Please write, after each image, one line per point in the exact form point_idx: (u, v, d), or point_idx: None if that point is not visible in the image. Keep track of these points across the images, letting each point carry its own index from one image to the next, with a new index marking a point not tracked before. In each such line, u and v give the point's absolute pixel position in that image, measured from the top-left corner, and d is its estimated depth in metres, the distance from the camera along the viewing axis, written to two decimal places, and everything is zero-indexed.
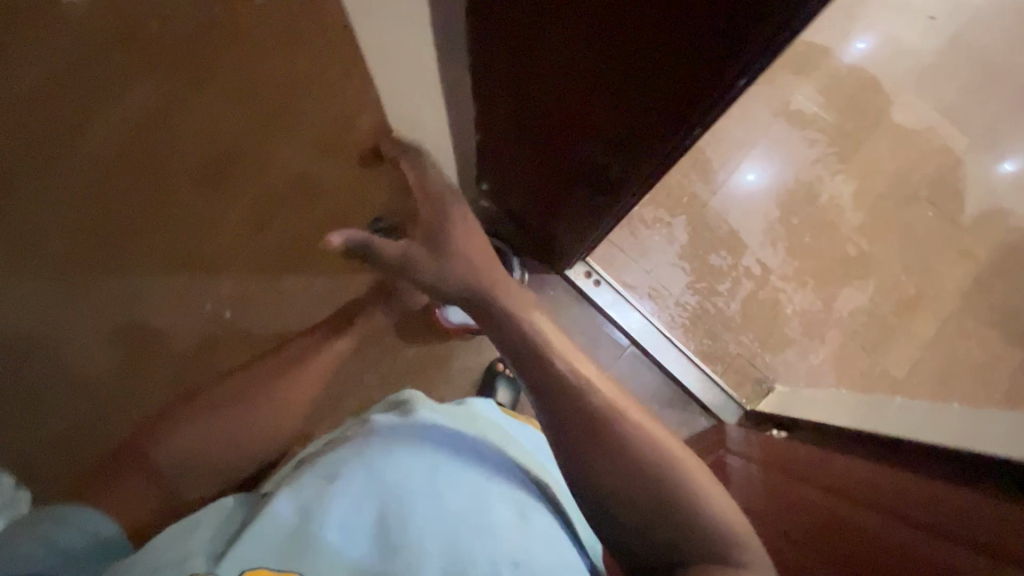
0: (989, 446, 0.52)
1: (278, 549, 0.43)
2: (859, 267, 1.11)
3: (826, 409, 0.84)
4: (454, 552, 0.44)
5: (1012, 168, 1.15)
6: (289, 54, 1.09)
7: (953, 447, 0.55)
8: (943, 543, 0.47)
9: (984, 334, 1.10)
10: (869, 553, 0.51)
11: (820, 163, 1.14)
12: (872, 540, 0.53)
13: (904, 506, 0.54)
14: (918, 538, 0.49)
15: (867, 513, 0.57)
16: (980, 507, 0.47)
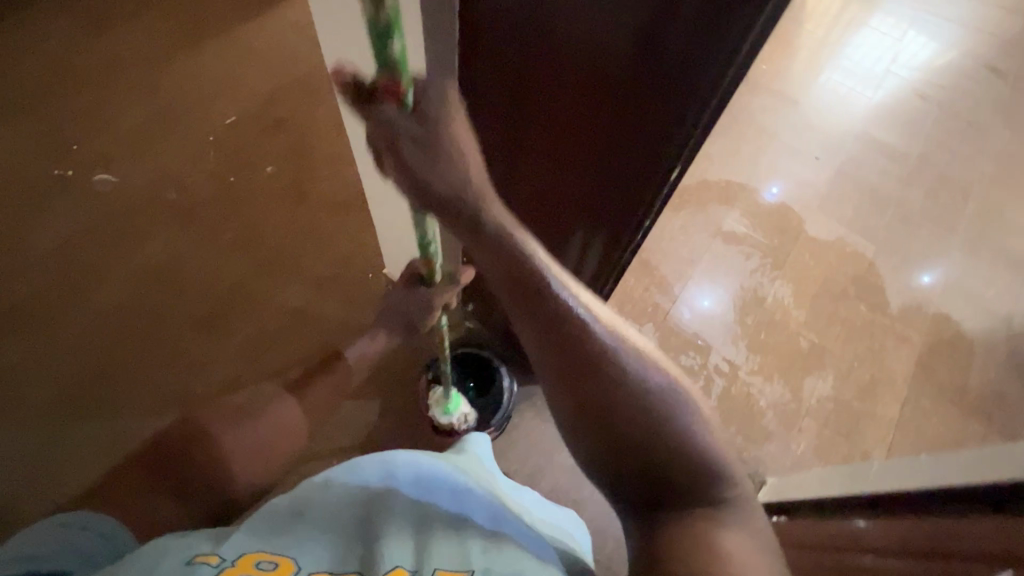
0: (984, 476, 0.55)
1: (276, 541, 0.48)
2: (815, 357, 1.22)
3: (818, 486, 0.86)
4: (434, 543, 0.47)
5: (930, 280, 1.34)
6: (291, 212, 1.29)
7: (952, 484, 0.58)
8: (959, 565, 0.47)
9: (944, 411, 1.19)
10: None
11: (759, 271, 1.32)
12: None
13: (916, 541, 0.55)
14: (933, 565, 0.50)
15: (884, 556, 0.56)
16: (988, 526, 0.49)
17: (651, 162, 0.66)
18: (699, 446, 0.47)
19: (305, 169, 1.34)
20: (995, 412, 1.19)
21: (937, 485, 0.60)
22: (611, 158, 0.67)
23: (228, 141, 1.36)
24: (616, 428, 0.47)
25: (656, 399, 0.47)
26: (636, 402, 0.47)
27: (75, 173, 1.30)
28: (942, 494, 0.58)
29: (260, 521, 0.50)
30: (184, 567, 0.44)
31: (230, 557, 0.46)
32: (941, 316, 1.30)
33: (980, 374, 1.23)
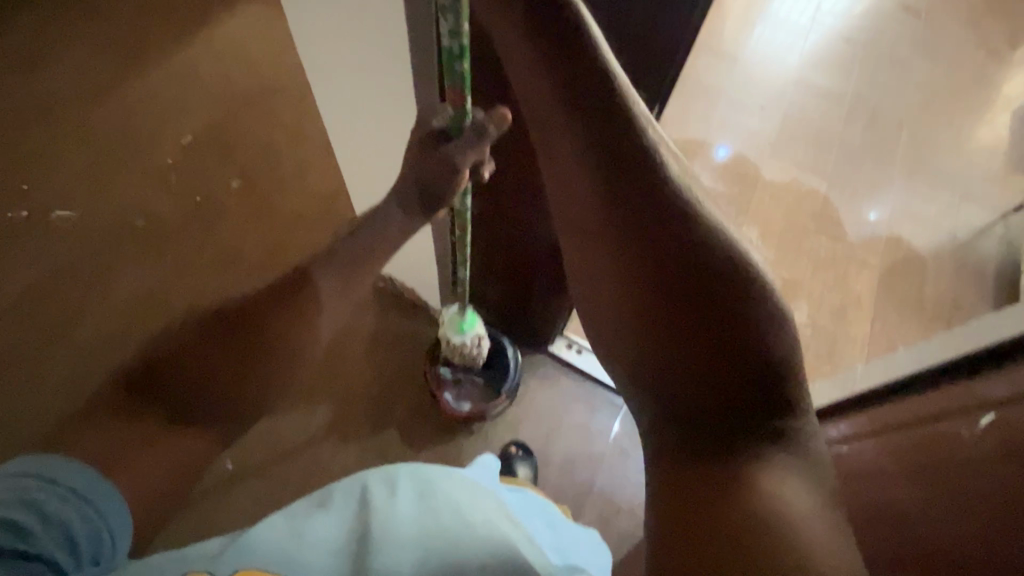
0: (962, 349, 0.63)
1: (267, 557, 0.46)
2: (788, 290, 1.30)
3: (810, 399, 0.93)
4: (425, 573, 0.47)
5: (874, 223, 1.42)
6: (267, 223, 1.28)
7: (936, 363, 0.65)
8: (944, 422, 0.58)
9: (909, 322, 1.29)
10: (895, 469, 0.60)
11: (726, 219, 1.39)
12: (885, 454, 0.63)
13: (901, 418, 0.64)
14: (921, 429, 0.60)
15: (876, 439, 0.66)
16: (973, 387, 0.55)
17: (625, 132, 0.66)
18: (793, 374, 0.41)
19: (273, 179, 1.33)
20: (952, 317, 1.30)
21: (919, 369, 0.67)
22: None
23: (188, 162, 1.34)
24: (712, 336, 0.40)
25: (761, 310, 0.40)
26: (741, 307, 0.40)
27: (33, 213, 1.26)
28: (929, 377, 0.66)
29: (254, 538, 0.49)
30: None
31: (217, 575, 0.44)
32: (893, 238, 1.41)
33: (935, 284, 1.34)
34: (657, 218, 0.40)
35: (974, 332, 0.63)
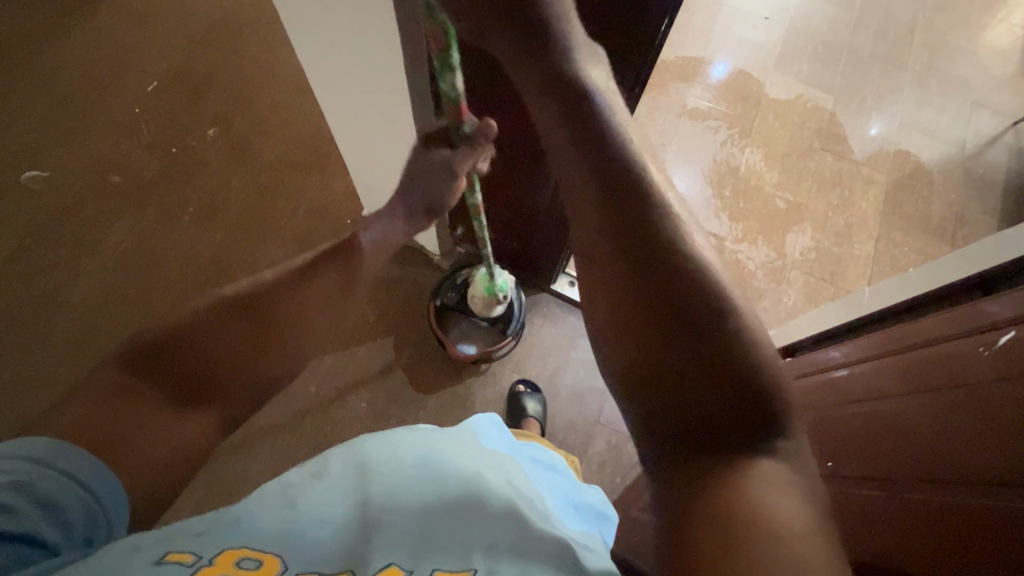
0: (976, 266, 0.61)
1: (262, 534, 0.44)
2: (792, 214, 1.27)
3: (816, 323, 0.92)
4: (433, 544, 0.45)
5: (879, 129, 1.38)
6: (249, 172, 1.22)
7: (950, 281, 0.63)
8: (964, 339, 0.53)
9: (913, 239, 1.27)
10: (912, 390, 0.56)
11: (728, 142, 1.33)
12: (903, 376, 0.59)
13: (917, 338, 0.61)
14: (937, 348, 0.56)
15: (891, 360, 0.62)
16: (990, 303, 0.54)
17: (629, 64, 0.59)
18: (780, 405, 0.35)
19: (250, 124, 1.25)
20: (958, 231, 1.28)
21: (936, 287, 0.65)
22: None
23: (157, 111, 1.26)
24: (667, 325, 0.34)
25: (735, 316, 0.35)
26: (707, 304, 0.34)
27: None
28: (948, 294, 0.63)
29: (246, 514, 0.46)
30: (154, 566, 0.37)
31: (205, 556, 0.40)
32: (901, 153, 1.36)
33: (941, 199, 1.31)
34: (609, 197, 0.36)
35: (993, 246, 0.61)
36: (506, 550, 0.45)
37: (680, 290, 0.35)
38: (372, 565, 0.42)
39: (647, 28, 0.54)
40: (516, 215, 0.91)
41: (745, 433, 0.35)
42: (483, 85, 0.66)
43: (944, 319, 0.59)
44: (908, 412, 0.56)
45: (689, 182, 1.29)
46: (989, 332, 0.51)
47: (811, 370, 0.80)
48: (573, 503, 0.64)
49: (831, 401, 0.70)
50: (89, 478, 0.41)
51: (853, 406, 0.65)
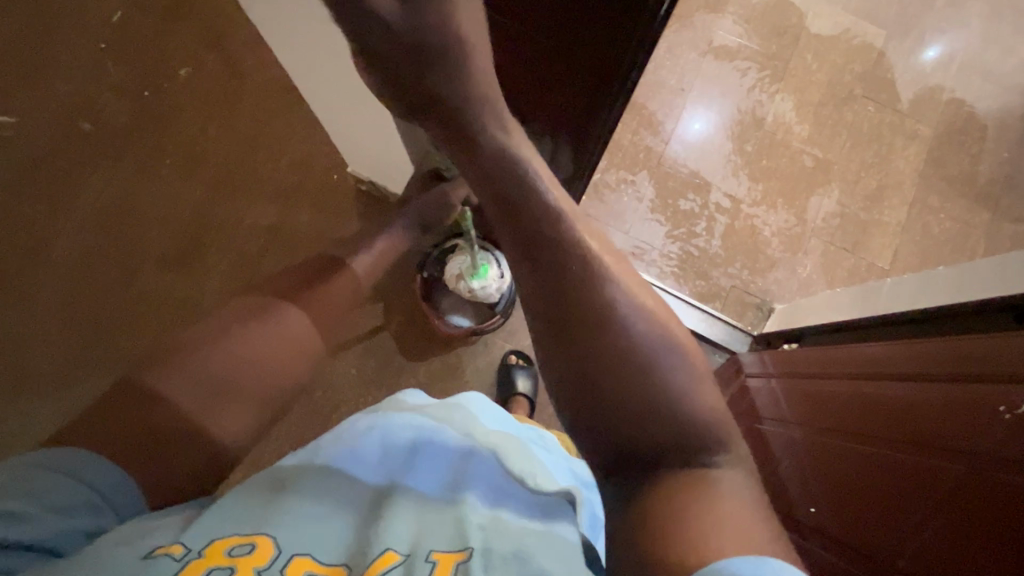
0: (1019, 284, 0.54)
1: (252, 519, 0.41)
2: (819, 173, 1.15)
3: (830, 311, 0.86)
4: (429, 528, 0.41)
5: (933, 57, 1.21)
6: (227, 119, 1.13)
7: (986, 297, 0.56)
8: (981, 390, 0.47)
9: (951, 204, 1.16)
10: (924, 419, 0.51)
11: (757, 88, 1.18)
12: (915, 404, 0.53)
13: (933, 369, 0.54)
14: (952, 389, 0.50)
15: (903, 385, 0.56)
16: (1011, 345, 0.47)
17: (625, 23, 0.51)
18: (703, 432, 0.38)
19: (226, 61, 1.14)
20: (1004, 194, 1.16)
21: (978, 298, 0.57)
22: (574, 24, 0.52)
23: (125, 45, 1.14)
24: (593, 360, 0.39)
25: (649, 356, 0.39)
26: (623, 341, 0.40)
27: None
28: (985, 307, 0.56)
29: (237, 500, 0.43)
30: (141, 563, 0.36)
31: (195, 546, 0.38)
32: (954, 102, 1.20)
33: (992, 158, 1.17)
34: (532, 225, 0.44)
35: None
36: (498, 529, 0.41)
37: (604, 361, 0.39)
38: (367, 555, 0.38)
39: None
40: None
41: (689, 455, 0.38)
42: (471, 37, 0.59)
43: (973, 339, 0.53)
44: (917, 445, 0.51)
45: (708, 128, 1.17)
46: (1001, 386, 0.46)
47: (813, 371, 0.74)
48: (572, 471, 0.55)
49: (829, 413, 0.65)
50: (104, 482, 0.43)
51: (859, 414, 0.60)
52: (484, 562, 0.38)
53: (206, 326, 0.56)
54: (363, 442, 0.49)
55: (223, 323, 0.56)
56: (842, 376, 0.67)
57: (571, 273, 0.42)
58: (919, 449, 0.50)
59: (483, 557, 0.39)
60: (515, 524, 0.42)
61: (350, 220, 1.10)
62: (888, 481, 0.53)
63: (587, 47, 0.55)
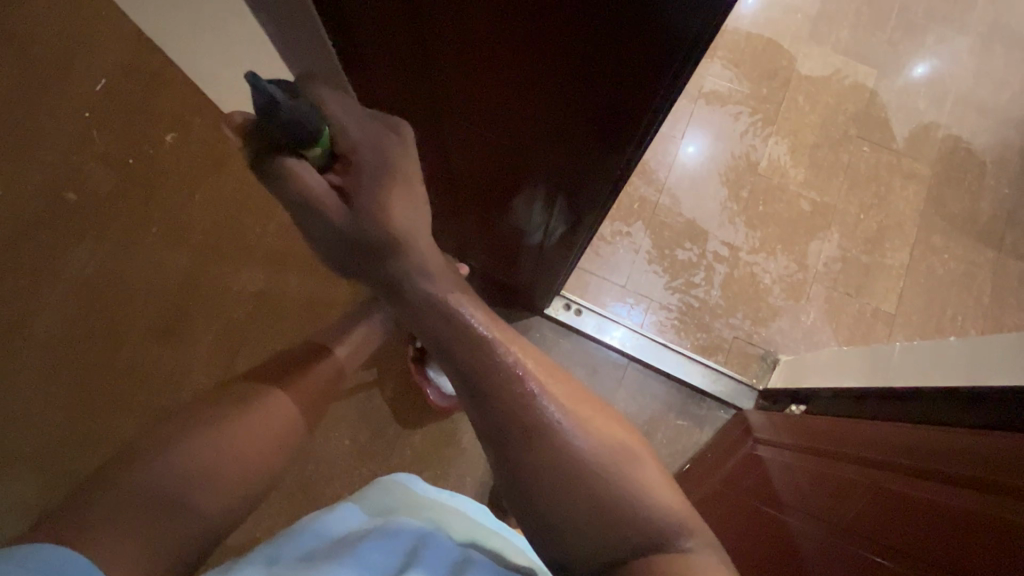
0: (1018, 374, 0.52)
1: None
2: (818, 217, 1.13)
3: (835, 372, 0.84)
4: None
5: (925, 70, 1.21)
6: (213, 185, 1.11)
7: (985, 383, 0.55)
8: (1001, 502, 0.43)
9: (954, 244, 1.13)
10: (946, 521, 0.47)
11: (750, 132, 1.17)
12: (940, 507, 0.49)
13: (958, 466, 0.50)
14: (976, 495, 0.46)
15: (925, 481, 0.52)
16: None
17: (602, 143, 0.51)
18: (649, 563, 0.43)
19: (212, 126, 1.13)
20: (1008, 232, 1.13)
21: (991, 384, 0.54)
22: (553, 136, 0.53)
23: (110, 113, 1.13)
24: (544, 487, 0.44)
25: (589, 480, 0.44)
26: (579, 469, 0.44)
27: None
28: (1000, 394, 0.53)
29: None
30: None
31: None
32: (949, 138, 1.18)
33: (992, 194, 1.15)
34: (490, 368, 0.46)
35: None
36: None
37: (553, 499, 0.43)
38: None
39: (628, 110, 0.46)
40: (488, 217, 0.78)
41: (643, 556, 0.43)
42: (453, 129, 0.60)
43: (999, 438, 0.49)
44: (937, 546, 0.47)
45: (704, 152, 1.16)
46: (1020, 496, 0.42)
47: (823, 450, 0.71)
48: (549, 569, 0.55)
49: (841, 497, 0.62)
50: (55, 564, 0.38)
51: (874, 502, 0.57)
52: None
53: (184, 415, 0.52)
54: (348, 540, 0.46)
55: (197, 413, 0.52)
56: (858, 457, 0.64)
57: (527, 416, 0.45)
58: (931, 553, 0.47)
59: None
60: None
61: (341, 283, 1.08)
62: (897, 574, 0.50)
63: (564, 154, 0.56)
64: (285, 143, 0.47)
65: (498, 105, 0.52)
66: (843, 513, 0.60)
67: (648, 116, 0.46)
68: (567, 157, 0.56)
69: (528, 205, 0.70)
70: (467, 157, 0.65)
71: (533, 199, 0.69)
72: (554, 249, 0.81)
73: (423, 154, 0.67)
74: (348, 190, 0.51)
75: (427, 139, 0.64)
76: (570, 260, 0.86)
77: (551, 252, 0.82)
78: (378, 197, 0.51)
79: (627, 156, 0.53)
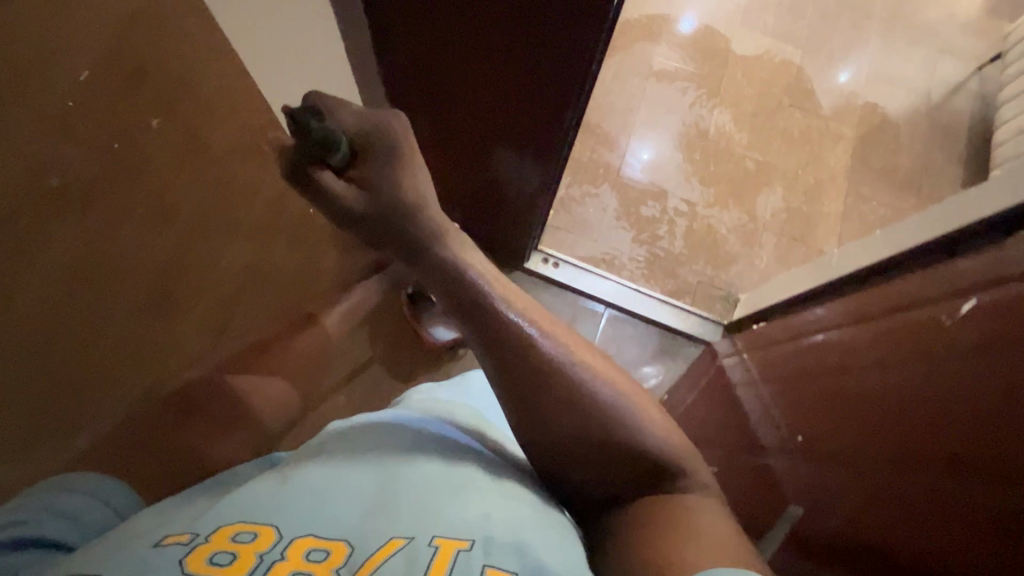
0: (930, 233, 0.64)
1: (256, 508, 0.40)
2: (762, 174, 1.26)
3: (785, 288, 0.95)
4: (439, 506, 0.41)
5: (841, 51, 1.38)
6: (198, 166, 1.16)
7: (906, 249, 0.66)
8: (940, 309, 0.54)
9: (880, 193, 1.28)
10: (894, 344, 0.57)
11: (697, 104, 1.30)
12: (891, 334, 0.59)
13: (901, 304, 0.61)
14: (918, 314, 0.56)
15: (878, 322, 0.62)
16: (961, 268, 0.55)
17: (575, 46, 0.62)
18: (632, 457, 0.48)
19: (196, 112, 1.18)
20: (925, 181, 1.29)
21: (905, 249, 0.67)
22: (534, 44, 0.64)
23: (92, 103, 1.16)
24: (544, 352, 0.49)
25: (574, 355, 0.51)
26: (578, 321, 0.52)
27: None
28: (919, 253, 0.64)
29: (247, 493, 0.42)
30: (148, 553, 0.36)
31: (202, 533, 0.38)
32: (867, 105, 1.35)
33: (908, 150, 1.32)
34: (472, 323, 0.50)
35: (968, 200, 0.60)
36: (504, 516, 0.41)
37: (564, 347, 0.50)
38: (373, 538, 0.38)
39: (595, 7, 0.57)
40: (474, 158, 0.87)
41: (649, 473, 0.48)
42: (442, 53, 0.69)
43: (922, 282, 0.60)
44: (888, 360, 0.57)
45: (658, 129, 1.28)
46: (953, 299, 0.53)
47: (782, 353, 0.80)
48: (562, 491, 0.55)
49: (805, 371, 0.71)
50: (105, 493, 0.46)
51: (830, 365, 0.66)
52: (484, 549, 0.38)
53: None
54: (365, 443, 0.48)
55: None
56: (810, 341, 0.74)
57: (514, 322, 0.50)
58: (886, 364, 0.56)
59: (483, 547, 0.38)
60: (524, 515, 0.42)
61: (329, 252, 1.13)
62: (851, 399, 0.59)
63: (541, 65, 0.66)
64: (311, 148, 0.48)
65: (488, 19, 0.62)
66: (807, 380, 0.69)
67: (610, 9, 0.57)
68: (543, 70, 0.67)
69: (508, 136, 0.80)
70: (454, 87, 0.74)
71: (513, 128, 0.78)
72: (531, 193, 0.90)
73: (412, 90, 0.76)
74: (368, 179, 0.50)
75: (418, 71, 0.73)
76: (546, 208, 0.95)
77: (530, 198, 0.91)
78: (390, 181, 0.50)
79: (594, 60, 0.64)
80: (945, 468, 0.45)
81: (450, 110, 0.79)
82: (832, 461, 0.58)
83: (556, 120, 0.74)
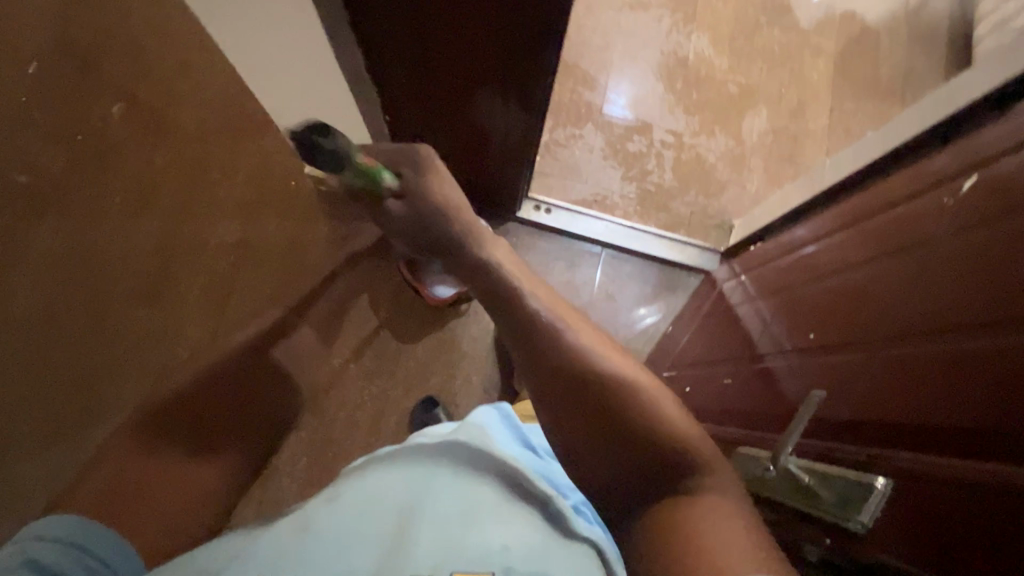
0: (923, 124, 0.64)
1: (274, 564, 0.44)
2: (745, 97, 1.25)
3: (779, 205, 0.96)
4: (454, 541, 0.45)
5: None
6: (169, 149, 1.11)
7: (901, 143, 0.67)
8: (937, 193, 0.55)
9: (865, 104, 1.27)
10: (891, 236, 0.59)
11: (674, 31, 1.27)
12: (888, 227, 0.60)
13: (899, 196, 0.61)
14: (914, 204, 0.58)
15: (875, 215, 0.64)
16: (954, 154, 0.56)
17: None
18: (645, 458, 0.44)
19: (158, 93, 1.12)
20: (908, 87, 1.28)
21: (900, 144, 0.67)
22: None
23: (48, 95, 1.11)
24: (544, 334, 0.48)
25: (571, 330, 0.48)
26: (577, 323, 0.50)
27: None
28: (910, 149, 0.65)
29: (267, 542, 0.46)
30: None
31: None
32: (845, 15, 1.32)
33: (889, 58, 1.30)
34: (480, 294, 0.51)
35: (950, 92, 0.62)
36: (519, 546, 0.45)
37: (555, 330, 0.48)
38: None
39: None
40: (456, 110, 0.85)
41: (661, 469, 0.43)
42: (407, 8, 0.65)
43: (919, 172, 0.60)
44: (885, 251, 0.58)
45: (638, 61, 1.25)
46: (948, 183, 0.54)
47: (780, 271, 0.81)
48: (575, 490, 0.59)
49: (805, 278, 0.72)
50: (101, 548, 0.45)
51: (829, 268, 0.67)
52: None
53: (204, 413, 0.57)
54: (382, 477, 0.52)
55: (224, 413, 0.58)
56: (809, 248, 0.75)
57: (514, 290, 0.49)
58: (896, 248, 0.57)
59: None
60: (536, 540, 0.47)
61: (318, 224, 1.10)
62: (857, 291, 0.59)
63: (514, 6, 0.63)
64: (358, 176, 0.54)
65: None
66: (807, 285, 0.70)
67: None
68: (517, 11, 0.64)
69: (488, 85, 0.78)
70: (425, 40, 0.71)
71: (493, 76, 0.76)
72: (518, 141, 0.89)
73: (383, 48, 0.73)
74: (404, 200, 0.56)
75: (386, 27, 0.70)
76: (534, 154, 0.94)
77: (516, 146, 0.90)
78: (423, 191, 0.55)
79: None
80: (952, 342, 0.45)
81: (424, 66, 0.76)
82: (837, 357, 0.58)
83: (536, 63, 0.72)
